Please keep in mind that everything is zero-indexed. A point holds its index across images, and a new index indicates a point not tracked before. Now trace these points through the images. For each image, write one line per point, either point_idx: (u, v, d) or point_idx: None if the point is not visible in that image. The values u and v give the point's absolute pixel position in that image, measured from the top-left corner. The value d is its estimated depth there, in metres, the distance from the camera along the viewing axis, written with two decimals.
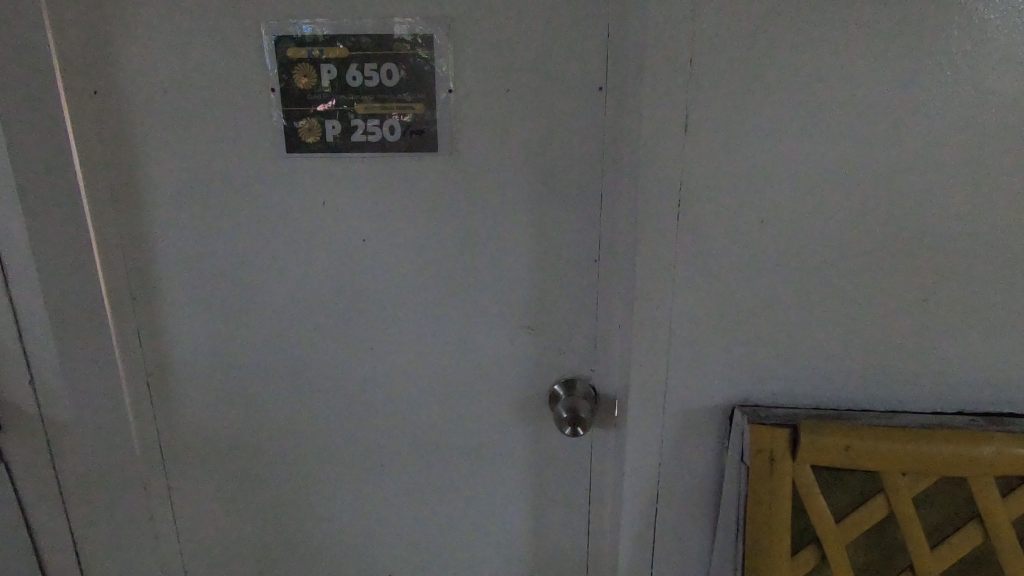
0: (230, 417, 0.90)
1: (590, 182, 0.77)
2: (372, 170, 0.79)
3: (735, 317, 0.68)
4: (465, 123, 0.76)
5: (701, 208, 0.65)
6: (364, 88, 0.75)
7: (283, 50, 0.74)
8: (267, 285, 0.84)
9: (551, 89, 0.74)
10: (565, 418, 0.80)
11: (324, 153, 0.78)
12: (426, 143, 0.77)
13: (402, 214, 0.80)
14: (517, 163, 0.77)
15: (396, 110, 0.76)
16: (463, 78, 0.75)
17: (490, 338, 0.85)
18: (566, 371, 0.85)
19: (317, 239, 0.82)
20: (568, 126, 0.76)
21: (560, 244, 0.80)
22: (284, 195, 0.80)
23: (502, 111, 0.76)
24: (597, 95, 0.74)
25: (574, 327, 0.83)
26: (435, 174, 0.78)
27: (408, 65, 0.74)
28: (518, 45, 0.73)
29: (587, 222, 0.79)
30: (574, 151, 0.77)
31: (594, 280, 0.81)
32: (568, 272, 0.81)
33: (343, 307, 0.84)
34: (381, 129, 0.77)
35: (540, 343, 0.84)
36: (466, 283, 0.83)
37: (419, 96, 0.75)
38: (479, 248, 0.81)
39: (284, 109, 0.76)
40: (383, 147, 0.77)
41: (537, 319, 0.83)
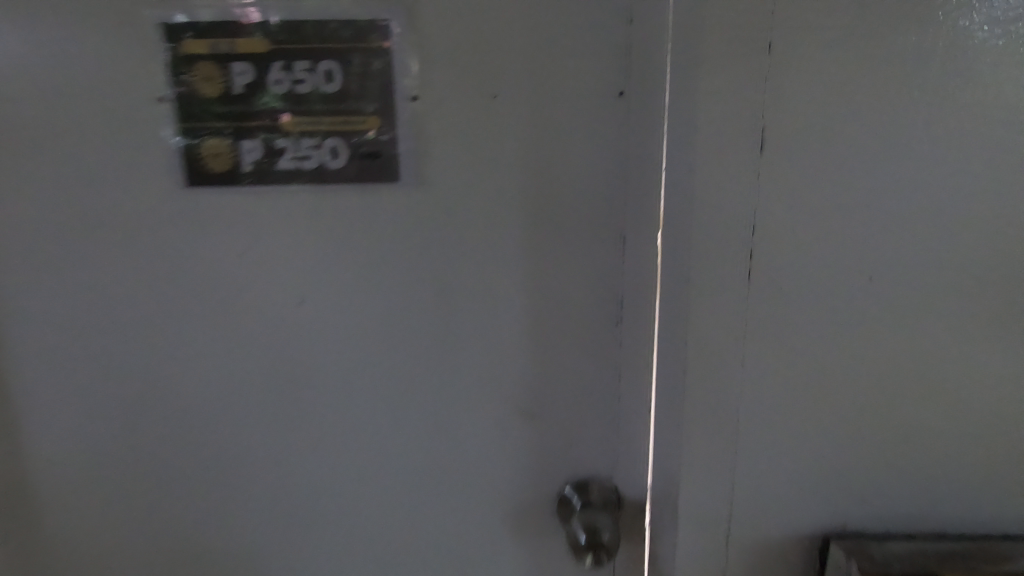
0: (117, 545, 0.65)
1: (607, 222, 0.58)
2: (310, 210, 0.57)
3: (827, 410, 0.48)
4: (438, 143, 0.56)
5: (779, 258, 0.46)
6: (295, 96, 0.54)
7: (178, 43, 0.53)
8: (164, 364, 0.61)
9: (554, 95, 0.55)
10: (583, 546, 0.60)
11: (240, 186, 0.56)
12: (383, 170, 0.56)
13: (353, 265, 0.59)
14: (509, 194, 0.57)
15: (339, 127, 0.55)
16: (433, 80, 0.54)
17: (475, 426, 0.63)
18: (578, 469, 0.65)
19: (237, 305, 0.59)
20: (579, 147, 0.56)
21: (568, 301, 0.60)
22: (188, 242, 0.58)
23: (490, 126, 0.55)
24: (617, 103, 0.55)
25: (587, 409, 0.63)
26: (395, 211, 0.57)
27: (354, 63, 0.54)
28: (507, 37, 0.54)
29: (605, 275, 0.59)
30: (586, 182, 0.57)
31: (614, 348, 0.61)
32: (580, 340, 0.61)
33: (275, 394, 0.62)
34: (320, 152, 0.56)
35: (544, 433, 0.63)
36: (442, 357, 0.61)
37: (372, 107, 0.55)
38: (457, 307, 0.60)
39: (182, 126, 0.55)
40: (323, 178, 0.56)
41: (539, 401, 0.62)
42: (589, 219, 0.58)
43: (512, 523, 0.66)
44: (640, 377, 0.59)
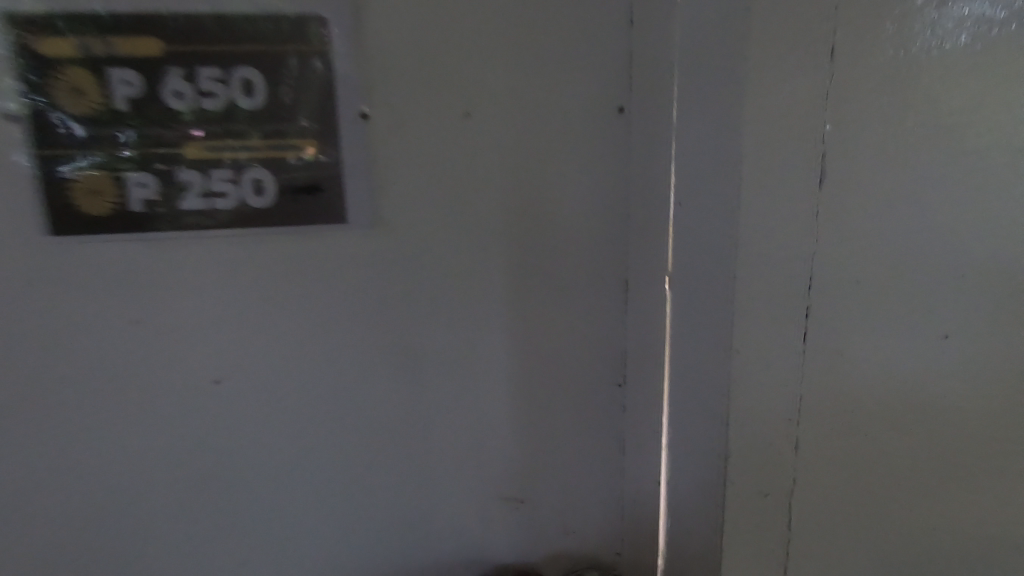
0: None
1: (604, 262, 0.49)
2: (231, 262, 0.44)
3: (883, 491, 0.41)
4: (402, 174, 0.44)
5: (834, 322, 0.37)
6: (204, 114, 0.41)
7: (33, 42, 0.39)
8: (27, 476, 0.44)
9: (541, 117, 0.45)
10: None
11: (128, 234, 0.42)
12: (326, 209, 0.44)
13: (291, 332, 0.46)
14: (490, 237, 0.46)
15: (265, 154, 0.42)
16: (394, 95, 0.43)
17: (453, 519, 0.52)
18: (577, 553, 0.54)
19: (133, 391, 0.45)
20: (573, 176, 0.47)
21: (563, 361, 0.50)
22: (57, 310, 0.43)
23: (464, 153, 0.45)
24: (616, 122, 0.46)
25: (586, 487, 0.53)
26: (345, 262, 0.45)
27: (283, 72, 0.41)
28: (484, 46, 0.43)
29: (604, 328, 0.50)
30: (580, 217, 0.47)
31: (616, 413, 0.52)
32: (576, 403, 0.51)
33: (191, 503, 0.47)
34: (238, 187, 0.42)
35: (537, 516, 0.53)
36: (410, 440, 0.49)
37: (308, 128, 0.42)
38: (429, 378, 0.48)
39: (41, 153, 0.40)
40: (244, 220, 0.43)
41: (530, 482, 0.52)
42: (585, 261, 0.48)
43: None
44: (650, 448, 0.49)
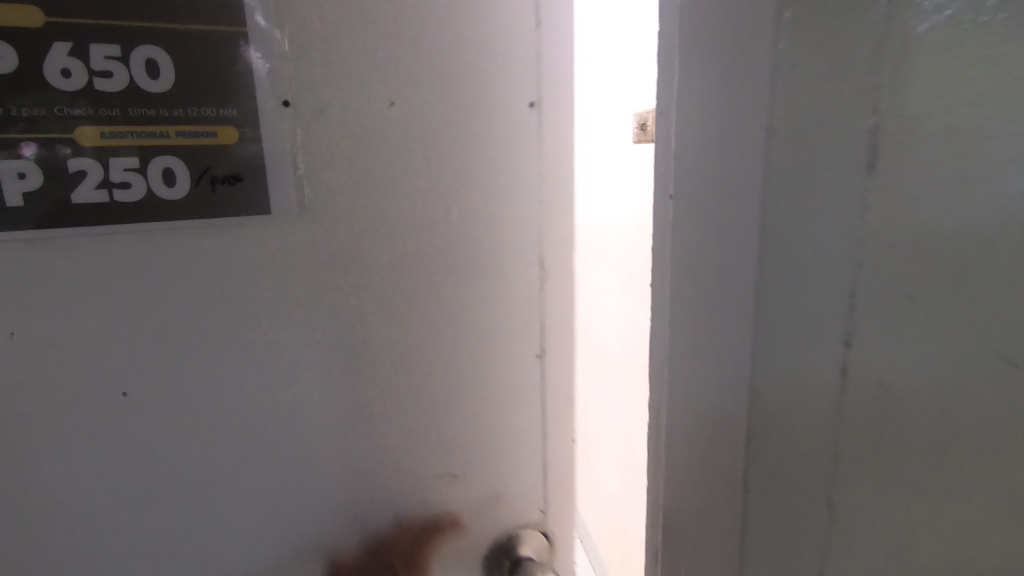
0: None
1: (505, 243, 0.64)
2: (157, 248, 0.52)
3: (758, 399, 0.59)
4: (320, 159, 0.55)
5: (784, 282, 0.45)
6: (116, 97, 0.48)
7: None
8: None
9: (459, 119, 0.59)
10: None
11: (29, 227, 0.48)
12: (244, 195, 0.53)
13: (248, 302, 0.55)
14: (429, 236, 0.61)
15: (179, 138, 0.50)
16: (316, 86, 0.54)
17: (399, 457, 0.65)
18: (492, 479, 0.70)
19: (73, 365, 0.51)
20: (479, 168, 0.61)
21: (482, 316, 0.65)
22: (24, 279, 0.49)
23: (388, 152, 0.57)
24: (529, 113, 0.62)
25: (504, 422, 0.69)
26: (287, 249, 0.56)
27: (187, 63, 0.49)
28: (412, 61, 0.56)
29: (519, 296, 0.66)
30: (486, 200, 0.62)
31: (534, 362, 0.69)
32: (488, 352, 0.66)
33: (137, 459, 0.55)
34: (147, 175, 0.50)
35: (474, 482, 0.69)
36: (362, 387, 0.61)
37: (229, 115, 0.51)
38: (380, 339, 0.61)
39: None
40: (156, 205, 0.51)
41: (466, 426, 0.67)
42: (489, 230, 0.63)
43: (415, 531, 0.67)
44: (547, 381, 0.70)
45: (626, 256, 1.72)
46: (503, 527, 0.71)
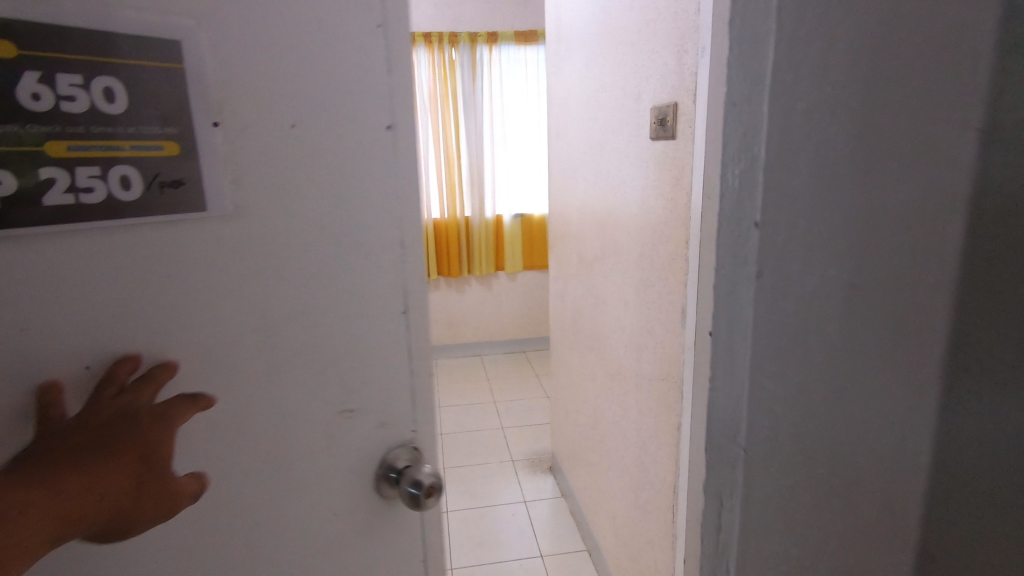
0: None
1: (379, 230, 0.69)
2: (100, 244, 0.55)
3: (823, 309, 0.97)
4: (243, 160, 0.60)
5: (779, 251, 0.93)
6: (76, 119, 0.51)
7: None
8: None
9: (338, 126, 0.65)
10: (416, 497, 0.73)
11: (10, 228, 0.50)
12: (185, 199, 0.58)
13: (172, 286, 0.59)
14: (321, 222, 0.66)
15: (132, 151, 0.54)
16: (239, 106, 0.59)
17: (308, 428, 0.70)
18: (378, 434, 0.75)
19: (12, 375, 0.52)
20: (367, 177, 0.68)
21: (367, 296, 0.70)
22: None
23: (287, 151, 0.62)
24: (388, 132, 0.68)
25: (388, 389, 0.75)
26: (207, 241, 0.60)
27: (133, 83, 0.53)
28: (304, 74, 0.62)
29: (395, 275, 0.72)
30: (364, 196, 0.68)
31: (408, 334, 0.74)
32: (377, 310, 0.71)
33: None
34: (104, 182, 0.53)
35: (368, 420, 0.74)
36: (274, 362, 0.67)
37: (173, 132, 0.56)
38: (283, 325, 0.66)
39: None
40: (111, 212, 0.54)
41: (357, 400, 0.73)
42: (365, 220, 0.68)
43: (309, 484, 0.72)
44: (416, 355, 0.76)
45: (642, 258, 1.62)
46: (382, 450, 0.76)
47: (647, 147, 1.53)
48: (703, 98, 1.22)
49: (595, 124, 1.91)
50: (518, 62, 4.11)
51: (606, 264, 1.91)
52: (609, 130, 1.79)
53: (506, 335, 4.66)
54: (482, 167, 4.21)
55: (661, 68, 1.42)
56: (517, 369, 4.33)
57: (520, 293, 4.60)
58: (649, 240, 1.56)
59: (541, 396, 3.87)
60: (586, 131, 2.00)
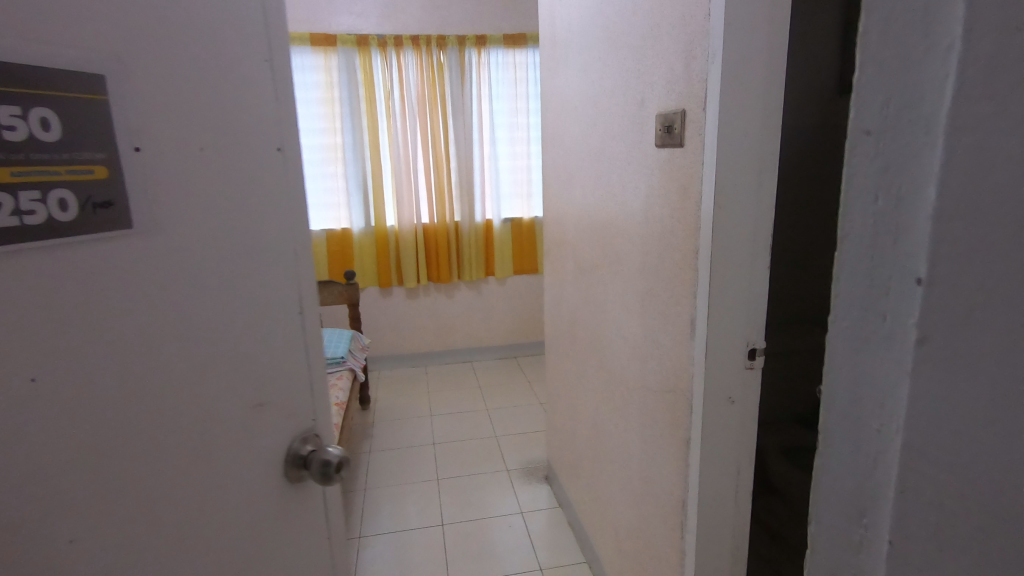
0: None
1: (273, 238, 0.75)
2: (28, 263, 0.49)
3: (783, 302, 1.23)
4: (161, 175, 0.60)
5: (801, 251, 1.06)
6: (15, 148, 0.48)
7: None
8: None
9: (231, 144, 0.68)
10: (328, 476, 0.78)
11: None
12: (114, 218, 0.56)
13: (112, 304, 0.56)
14: (225, 231, 0.68)
15: (67, 175, 0.52)
16: (160, 129, 0.60)
17: (232, 434, 0.70)
18: (287, 422, 0.79)
19: None
20: (260, 191, 0.72)
21: (266, 299, 0.74)
22: None
23: (193, 166, 0.63)
24: (274, 152, 0.74)
25: (288, 380, 0.79)
26: (136, 258, 0.58)
27: (62, 108, 0.51)
28: (202, 94, 0.64)
29: (286, 280, 0.77)
30: (262, 208, 0.73)
31: (298, 332, 0.81)
32: (282, 319, 0.77)
33: None
34: (44, 205, 0.50)
35: (278, 412, 0.77)
36: (197, 375, 0.65)
37: (102, 157, 0.55)
38: (203, 337, 0.65)
39: None
40: (53, 232, 0.51)
41: (267, 399, 0.75)
42: (256, 228, 0.72)
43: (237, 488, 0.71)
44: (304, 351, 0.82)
45: (646, 267, 1.58)
46: (291, 442, 0.80)
47: (651, 154, 1.49)
48: (713, 104, 1.20)
49: (595, 130, 1.87)
50: (507, 65, 4.09)
51: (607, 272, 1.87)
52: (610, 136, 1.75)
53: (496, 341, 4.60)
54: (470, 171, 4.17)
55: (666, 73, 1.39)
56: (507, 374, 4.29)
57: (511, 299, 4.54)
58: (655, 249, 1.52)
59: (534, 403, 3.82)
60: (582, 136, 1.99)
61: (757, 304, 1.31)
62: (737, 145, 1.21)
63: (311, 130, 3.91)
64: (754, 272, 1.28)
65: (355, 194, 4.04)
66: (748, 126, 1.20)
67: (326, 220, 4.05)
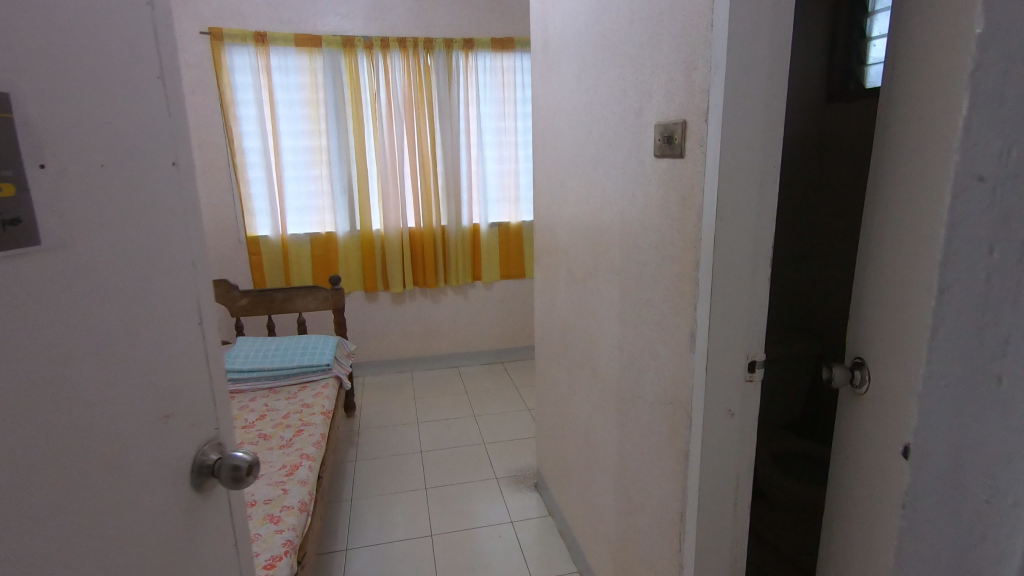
0: None
1: (172, 251, 0.79)
2: None
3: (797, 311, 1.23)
4: (65, 194, 0.64)
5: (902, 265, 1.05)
6: None
7: None
8: None
9: (133, 163, 0.73)
10: (240, 479, 0.85)
11: None
12: (21, 234, 0.59)
13: (15, 314, 0.58)
14: (129, 245, 0.72)
15: None
16: (59, 148, 0.63)
17: (140, 440, 0.74)
18: (194, 425, 0.84)
19: None
20: (160, 205, 0.77)
21: (169, 309, 0.79)
22: None
23: (99, 186, 0.68)
24: (171, 168, 0.79)
25: (191, 386, 0.83)
26: (40, 274, 0.61)
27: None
28: (105, 116, 0.68)
29: (186, 289, 0.82)
30: (161, 222, 0.77)
31: (200, 338, 0.85)
32: (184, 322, 0.82)
33: None
34: None
35: (182, 422, 0.81)
36: (104, 379, 0.68)
37: (8, 174, 0.58)
38: (110, 347, 0.69)
39: None
40: None
41: (171, 405, 0.79)
42: (158, 240, 0.77)
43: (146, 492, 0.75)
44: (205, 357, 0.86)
45: (642, 276, 1.57)
46: (194, 449, 0.84)
47: (649, 163, 1.48)
48: (716, 115, 1.19)
49: (588, 137, 1.86)
50: (495, 69, 4.06)
51: (602, 281, 1.85)
52: (605, 144, 1.73)
53: (483, 346, 4.57)
54: (457, 175, 4.13)
55: (666, 83, 1.38)
56: (495, 380, 4.27)
57: (498, 303, 4.51)
58: (652, 259, 1.51)
59: (522, 409, 3.80)
60: (574, 143, 1.98)
61: (758, 315, 1.30)
62: (739, 157, 1.20)
63: (295, 132, 3.84)
64: (754, 285, 1.28)
65: (340, 197, 3.97)
66: (751, 138, 1.19)
67: (309, 224, 3.98)
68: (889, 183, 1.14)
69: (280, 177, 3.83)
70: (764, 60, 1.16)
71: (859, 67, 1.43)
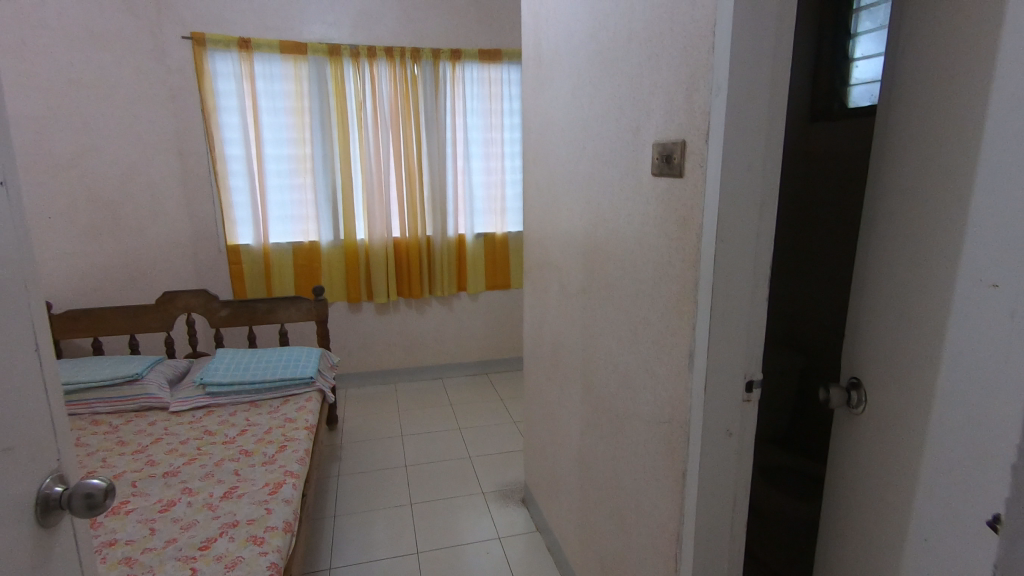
0: None
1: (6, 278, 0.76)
2: None
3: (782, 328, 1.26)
4: None
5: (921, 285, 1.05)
6: None
7: None
8: None
9: None
10: (96, 504, 0.82)
11: None
12: None
13: None
14: None
15: None
16: None
17: None
18: (40, 452, 0.81)
19: None
20: None
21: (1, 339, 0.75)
22: None
23: None
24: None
25: (28, 414, 0.80)
26: None
27: None
28: None
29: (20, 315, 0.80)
30: None
31: (38, 364, 0.83)
32: (24, 350, 0.80)
33: None
34: None
35: (23, 457, 0.77)
36: None
37: None
38: None
39: None
40: None
41: (10, 437, 0.75)
42: None
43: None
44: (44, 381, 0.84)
45: (639, 295, 1.57)
46: (37, 480, 0.80)
47: (647, 182, 1.48)
48: (717, 137, 1.19)
49: (583, 153, 1.86)
50: (482, 80, 4.06)
51: (595, 297, 1.85)
52: (601, 161, 1.73)
53: (468, 358, 4.53)
54: (444, 185, 4.11)
55: (665, 103, 1.38)
56: (480, 392, 4.23)
57: (483, 315, 4.49)
58: (650, 278, 1.51)
59: (508, 422, 3.77)
60: (568, 159, 1.98)
61: (757, 335, 1.30)
62: (740, 179, 1.20)
63: (279, 140, 3.78)
64: (753, 305, 1.28)
65: (324, 206, 3.92)
66: (751, 160, 1.20)
67: (293, 233, 3.92)
68: (887, 206, 1.16)
69: (263, 185, 3.77)
70: (765, 83, 1.17)
71: (843, 86, 1.40)
